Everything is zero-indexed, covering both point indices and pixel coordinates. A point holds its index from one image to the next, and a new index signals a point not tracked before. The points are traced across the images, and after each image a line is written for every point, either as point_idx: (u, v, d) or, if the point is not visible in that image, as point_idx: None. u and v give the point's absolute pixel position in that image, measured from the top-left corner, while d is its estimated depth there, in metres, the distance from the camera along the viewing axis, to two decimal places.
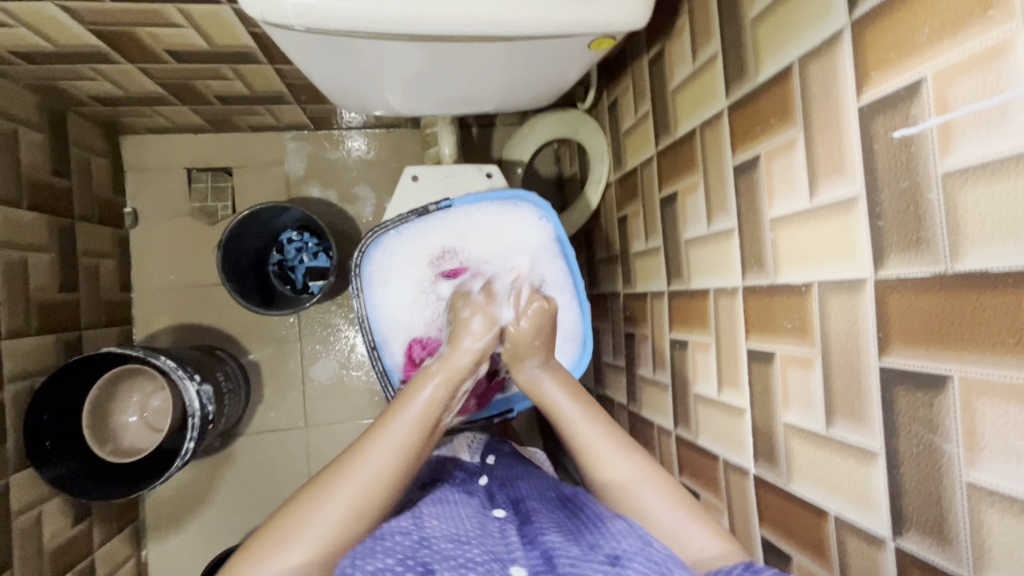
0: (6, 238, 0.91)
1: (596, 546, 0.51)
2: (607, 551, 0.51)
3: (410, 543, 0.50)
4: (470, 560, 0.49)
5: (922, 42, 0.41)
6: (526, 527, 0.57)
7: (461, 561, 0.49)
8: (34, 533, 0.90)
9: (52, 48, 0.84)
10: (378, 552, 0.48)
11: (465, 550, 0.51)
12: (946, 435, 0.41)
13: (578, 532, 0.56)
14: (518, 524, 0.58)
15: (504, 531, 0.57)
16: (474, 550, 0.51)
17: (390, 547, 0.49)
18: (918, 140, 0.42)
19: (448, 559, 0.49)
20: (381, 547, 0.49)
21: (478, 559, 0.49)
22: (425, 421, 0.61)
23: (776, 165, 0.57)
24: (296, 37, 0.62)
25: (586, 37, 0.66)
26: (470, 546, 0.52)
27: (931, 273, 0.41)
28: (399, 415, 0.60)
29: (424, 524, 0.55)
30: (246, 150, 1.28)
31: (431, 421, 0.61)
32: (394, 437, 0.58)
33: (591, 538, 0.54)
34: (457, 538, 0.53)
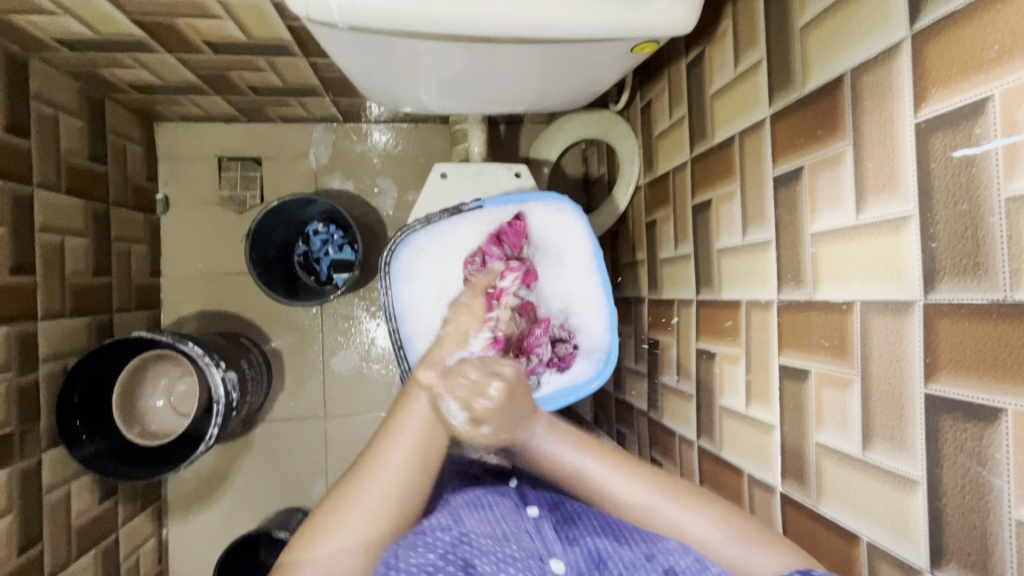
0: (45, 222, 0.93)
1: (651, 557, 0.53)
2: (663, 565, 0.52)
3: (450, 539, 0.52)
4: (509, 557, 0.52)
5: (991, 58, 0.39)
6: (563, 525, 0.59)
7: (501, 558, 0.51)
8: (63, 508, 0.93)
9: (93, 37, 0.86)
10: (420, 546, 0.51)
11: (504, 547, 0.53)
12: (995, 469, 0.40)
13: (620, 531, 0.58)
14: (553, 522, 0.59)
15: (540, 527, 0.58)
16: (512, 547, 0.54)
17: (431, 542, 0.51)
18: (981, 161, 0.40)
19: (488, 556, 0.52)
20: (423, 542, 0.52)
21: (518, 556, 0.52)
22: (433, 412, 0.59)
23: (820, 178, 0.56)
24: (336, 35, 0.62)
25: (628, 42, 0.65)
26: (509, 542, 0.54)
27: (988, 301, 0.40)
28: (407, 412, 0.59)
29: (462, 520, 0.56)
30: (276, 140, 1.29)
31: (439, 406, 0.60)
32: (405, 434, 0.57)
33: (646, 546, 0.55)
34: (498, 535, 0.55)
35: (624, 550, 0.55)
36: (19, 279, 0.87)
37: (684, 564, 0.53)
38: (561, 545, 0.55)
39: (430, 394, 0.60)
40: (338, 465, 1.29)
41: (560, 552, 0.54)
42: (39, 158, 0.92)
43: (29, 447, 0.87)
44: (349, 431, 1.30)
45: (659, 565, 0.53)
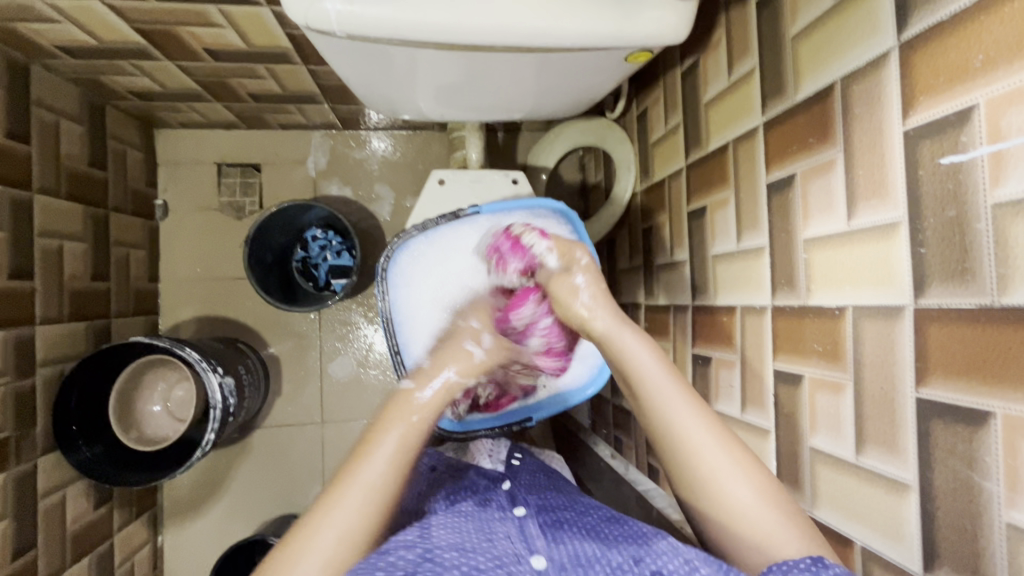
0: (44, 227, 0.94)
1: (639, 559, 0.51)
2: (652, 569, 0.50)
3: (414, 557, 0.49)
4: (477, 566, 0.49)
5: (975, 68, 0.40)
6: (549, 527, 0.57)
7: (468, 568, 0.48)
8: (58, 514, 0.93)
9: (94, 44, 0.87)
10: (381, 567, 0.48)
11: (470, 557, 0.50)
12: (985, 472, 0.40)
13: (613, 539, 0.55)
14: (538, 522, 0.58)
15: (523, 529, 0.57)
16: (481, 557, 0.50)
17: (393, 562, 0.49)
18: (967, 168, 0.41)
19: (454, 568, 0.48)
20: (384, 562, 0.49)
21: (487, 565, 0.49)
22: (421, 422, 0.60)
23: (813, 185, 0.56)
24: (335, 43, 0.63)
25: (622, 50, 0.66)
26: (477, 552, 0.51)
27: (975, 306, 0.40)
28: (383, 434, 0.58)
29: (430, 535, 0.54)
30: (275, 147, 1.30)
31: (426, 418, 0.60)
32: (390, 444, 0.57)
33: (633, 550, 0.53)
34: (463, 546, 0.52)
35: (612, 552, 0.52)
36: (17, 284, 0.87)
37: (672, 567, 0.49)
38: (544, 544, 0.54)
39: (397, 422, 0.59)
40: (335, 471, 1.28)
41: (541, 547, 0.54)
42: (39, 164, 0.93)
43: (25, 451, 0.87)
44: (346, 437, 1.29)
45: (647, 569, 0.50)
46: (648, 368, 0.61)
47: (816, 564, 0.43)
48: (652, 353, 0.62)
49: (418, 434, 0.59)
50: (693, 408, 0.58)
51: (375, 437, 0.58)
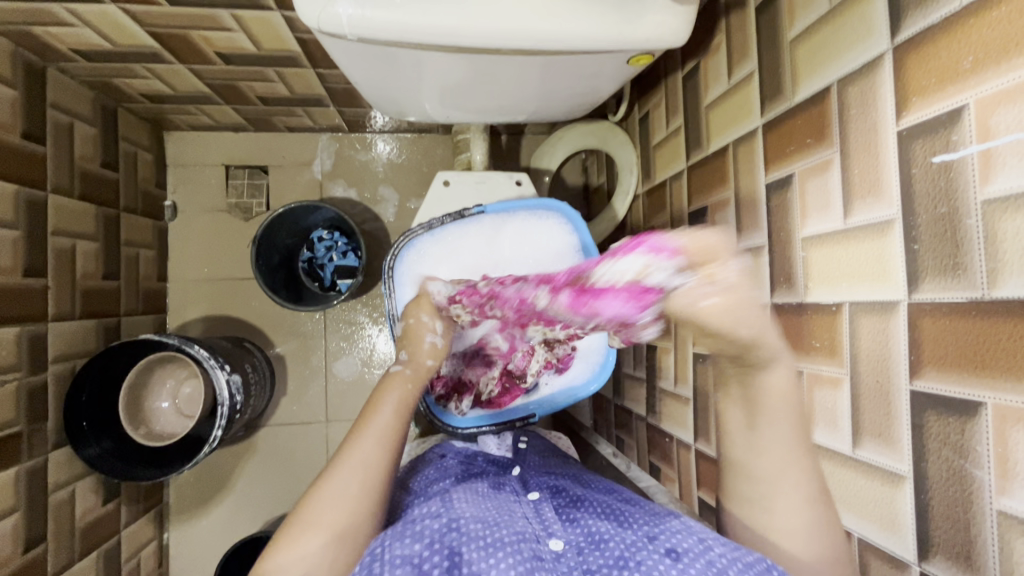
0: (57, 226, 0.95)
1: (653, 537, 0.51)
2: (666, 545, 0.50)
3: (440, 527, 0.53)
4: (499, 541, 0.50)
5: (966, 69, 0.42)
6: (565, 508, 0.59)
7: (490, 543, 0.50)
8: (68, 508, 0.94)
9: (109, 48, 0.89)
10: (409, 535, 0.53)
11: (494, 531, 0.52)
12: (977, 461, 0.41)
13: (628, 517, 0.56)
14: (555, 505, 0.60)
15: (539, 511, 0.58)
16: (503, 531, 0.52)
17: (420, 531, 0.53)
18: (959, 166, 0.42)
19: (477, 539, 0.51)
20: (411, 531, 0.54)
21: (509, 539, 0.51)
22: (397, 420, 0.65)
23: (810, 185, 0.58)
24: (345, 46, 0.65)
25: (625, 53, 0.68)
26: (500, 526, 0.53)
27: (967, 299, 0.41)
28: (382, 403, 0.66)
29: (453, 507, 0.58)
30: (282, 149, 1.32)
31: (402, 415, 0.66)
32: (371, 440, 0.62)
33: (648, 529, 0.53)
34: (488, 519, 0.55)
35: (625, 531, 0.53)
36: (31, 281, 0.89)
37: (687, 544, 0.50)
38: (560, 526, 0.55)
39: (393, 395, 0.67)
40: None
41: (558, 530, 0.54)
42: (53, 164, 0.95)
43: (36, 446, 0.88)
44: None
45: (662, 544, 0.50)
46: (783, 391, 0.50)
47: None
48: (751, 367, 0.55)
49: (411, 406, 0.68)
50: (798, 437, 0.51)
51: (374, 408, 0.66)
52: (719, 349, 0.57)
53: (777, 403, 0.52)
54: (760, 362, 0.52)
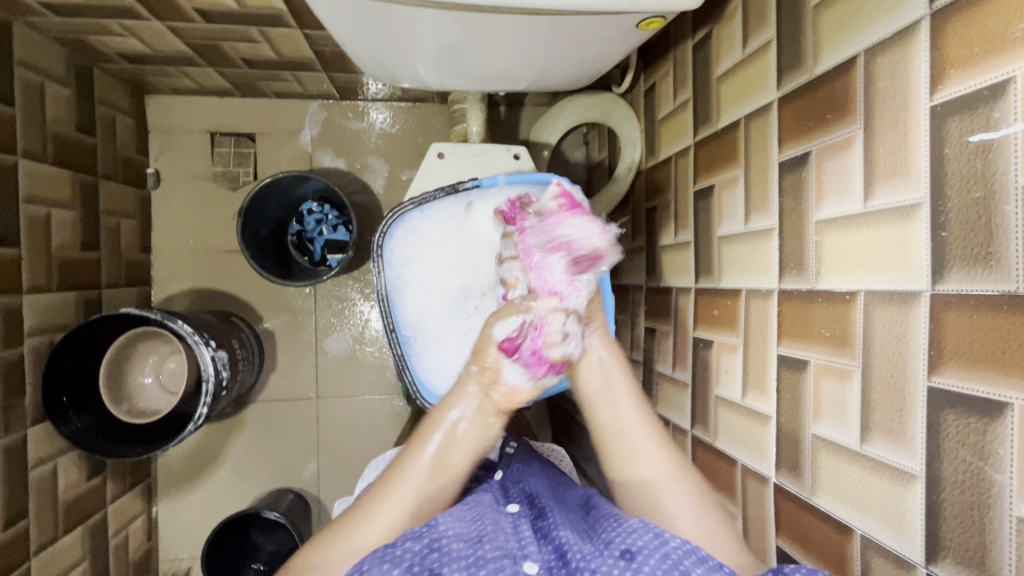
0: (30, 193, 0.91)
1: (626, 553, 0.48)
2: (621, 547, 0.49)
3: (420, 548, 0.49)
4: (481, 560, 0.48)
5: (1014, 38, 0.38)
6: (541, 521, 0.55)
7: (472, 562, 0.48)
8: (51, 484, 0.92)
9: (79, 1, 0.82)
10: (386, 559, 0.48)
11: (475, 550, 0.49)
12: (997, 465, 0.39)
13: (604, 530, 0.52)
14: (532, 519, 0.56)
15: (516, 525, 0.55)
16: (488, 548, 0.50)
17: (397, 556, 0.48)
18: (999, 145, 0.38)
19: (458, 561, 0.48)
20: (389, 556, 0.48)
21: (492, 555, 0.48)
22: (437, 466, 0.58)
23: (827, 165, 0.54)
24: (331, 1, 0.59)
25: (635, 16, 0.63)
26: (482, 543, 0.50)
27: (999, 292, 0.38)
28: (408, 467, 0.58)
29: (436, 523, 0.53)
30: (270, 117, 1.26)
31: (442, 460, 0.58)
32: (407, 484, 0.57)
33: (623, 540, 0.49)
34: (470, 537, 0.51)
35: (601, 546, 0.49)
36: (2, 251, 0.85)
37: (642, 542, 0.49)
38: (536, 543, 0.52)
39: (421, 461, 0.58)
40: (330, 447, 1.28)
41: (534, 551, 0.51)
42: (23, 127, 0.89)
43: (14, 422, 0.86)
44: (341, 413, 1.29)
45: (637, 562, 0.47)
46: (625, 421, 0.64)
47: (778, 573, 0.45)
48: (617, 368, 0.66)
49: (443, 478, 0.58)
50: (656, 453, 0.62)
51: (400, 469, 0.58)
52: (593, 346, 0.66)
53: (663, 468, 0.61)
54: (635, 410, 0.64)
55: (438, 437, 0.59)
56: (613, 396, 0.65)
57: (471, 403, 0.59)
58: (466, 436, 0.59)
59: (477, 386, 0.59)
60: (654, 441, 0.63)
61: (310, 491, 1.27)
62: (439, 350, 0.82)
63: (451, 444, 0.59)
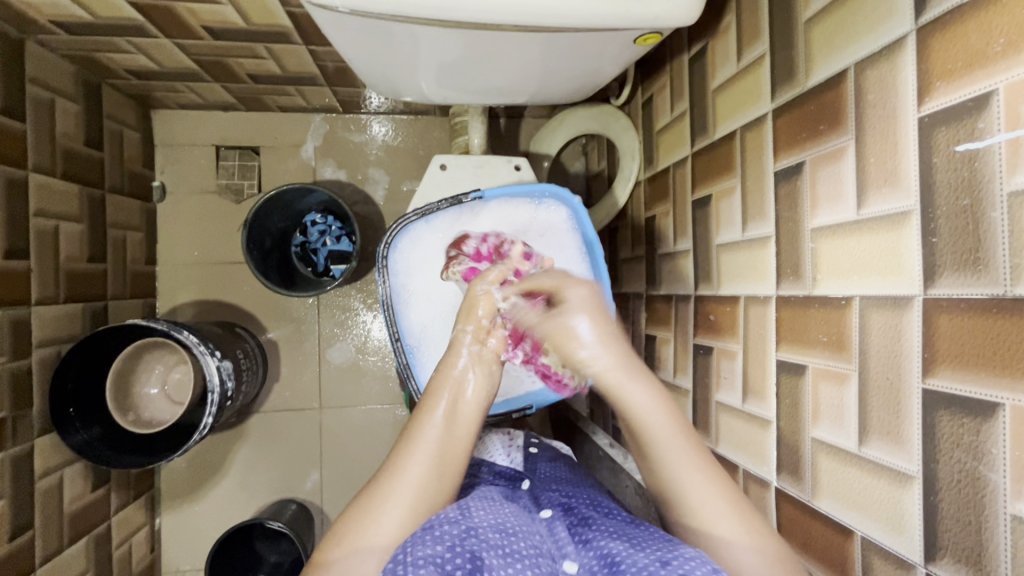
0: (39, 207, 0.92)
1: (666, 562, 0.46)
2: (677, 570, 0.45)
3: (458, 532, 0.50)
4: (518, 552, 0.49)
5: (996, 52, 0.39)
6: (577, 528, 0.56)
7: (509, 552, 0.49)
8: (56, 495, 0.92)
9: (91, 20, 0.85)
10: (427, 539, 0.48)
11: (512, 541, 0.51)
12: (991, 465, 0.40)
13: (642, 539, 0.52)
14: (568, 523, 0.58)
15: (552, 531, 0.56)
16: (522, 543, 0.51)
17: (439, 535, 0.49)
18: (984, 155, 0.40)
19: (497, 549, 0.49)
20: (432, 534, 0.49)
21: (526, 552, 0.50)
22: (450, 421, 0.63)
23: (821, 174, 0.56)
24: (337, 19, 0.61)
25: (632, 32, 0.65)
26: (518, 537, 0.52)
27: (988, 296, 0.40)
28: (423, 426, 0.62)
29: (470, 514, 0.54)
30: (274, 130, 1.28)
31: (453, 418, 0.63)
32: (421, 457, 0.59)
33: (661, 553, 0.48)
34: (506, 528, 0.52)
35: (638, 554, 0.48)
36: (12, 264, 0.86)
37: (701, 572, 0.44)
38: (574, 547, 0.53)
39: (435, 415, 0.63)
40: (333, 456, 1.28)
41: (572, 552, 0.52)
42: (33, 142, 0.91)
43: (21, 433, 0.86)
44: (344, 422, 1.29)
45: (675, 570, 0.45)
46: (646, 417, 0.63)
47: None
48: (659, 403, 0.63)
49: (455, 439, 0.62)
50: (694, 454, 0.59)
51: (416, 430, 0.62)
52: (634, 388, 0.64)
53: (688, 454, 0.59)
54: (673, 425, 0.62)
55: (446, 394, 0.65)
56: (651, 435, 0.61)
57: (469, 356, 0.68)
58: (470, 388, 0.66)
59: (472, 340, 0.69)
60: (707, 463, 0.58)
61: (313, 501, 1.27)
62: (442, 359, 0.83)
63: (459, 399, 0.65)
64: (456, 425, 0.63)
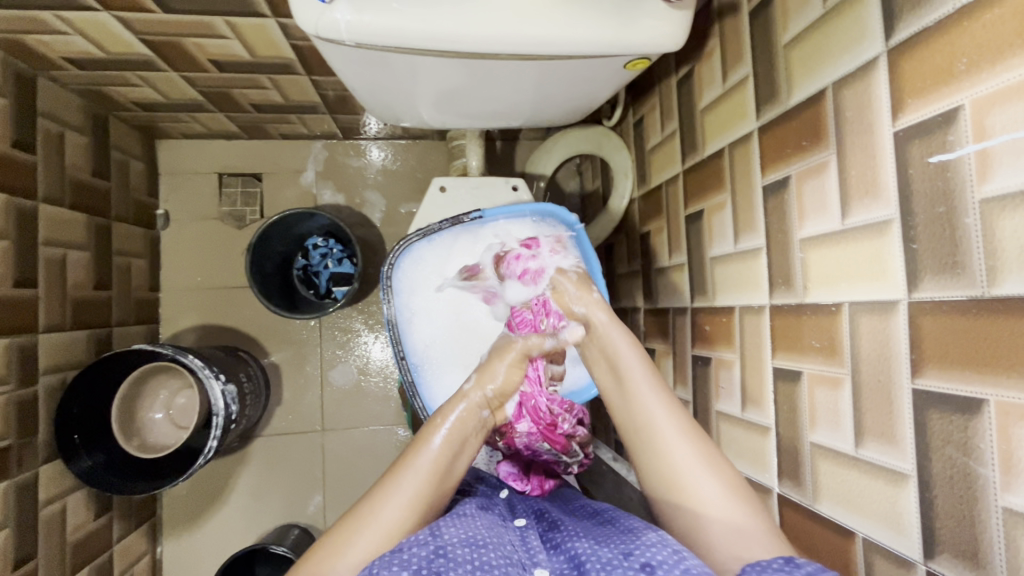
0: (48, 236, 0.94)
1: (628, 553, 0.50)
2: (641, 560, 0.48)
3: (426, 554, 0.49)
4: (487, 563, 0.50)
5: (960, 71, 0.42)
6: (548, 534, 0.58)
7: (478, 564, 0.49)
8: (59, 523, 0.92)
9: (102, 56, 0.88)
10: (395, 564, 0.48)
11: (482, 553, 0.51)
12: (980, 459, 0.41)
13: (606, 537, 0.54)
14: (540, 531, 0.59)
15: (525, 539, 0.57)
16: (492, 554, 0.51)
17: (406, 560, 0.48)
18: (955, 165, 0.43)
19: (464, 565, 0.49)
20: (398, 560, 0.49)
21: (498, 561, 0.50)
22: (438, 469, 0.61)
23: (807, 187, 0.58)
24: (342, 51, 0.64)
25: (621, 58, 0.68)
26: (488, 547, 0.52)
27: (967, 297, 0.42)
28: (410, 465, 0.60)
29: (440, 533, 0.53)
30: (276, 157, 1.31)
31: (442, 466, 0.61)
32: (405, 488, 0.58)
33: (624, 545, 0.51)
34: (474, 541, 0.52)
35: (602, 550, 0.51)
36: (20, 292, 0.88)
37: (661, 558, 0.48)
38: (545, 554, 0.54)
39: (426, 457, 0.61)
40: (335, 479, 1.28)
41: (543, 560, 0.53)
42: (43, 173, 0.93)
43: (26, 460, 0.87)
44: (347, 444, 1.29)
45: (637, 561, 0.48)
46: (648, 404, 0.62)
47: (789, 563, 0.46)
48: (636, 352, 0.67)
49: (442, 471, 0.61)
50: (698, 454, 0.58)
51: (401, 470, 0.60)
52: (614, 334, 0.68)
53: (693, 450, 0.58)
54: (676, 421, 0.61)
55: (443, 430, 0.63)
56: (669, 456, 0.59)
57: (461, 416, 0.65)
58: (465, 451, 0.64)
59: (473, 399, 0.67)
60: (712, 463, 0.57)
61: (316, 525, 1.26)
62: (447, 376, 0.84)
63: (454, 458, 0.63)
64: (448, 471, 0.62)
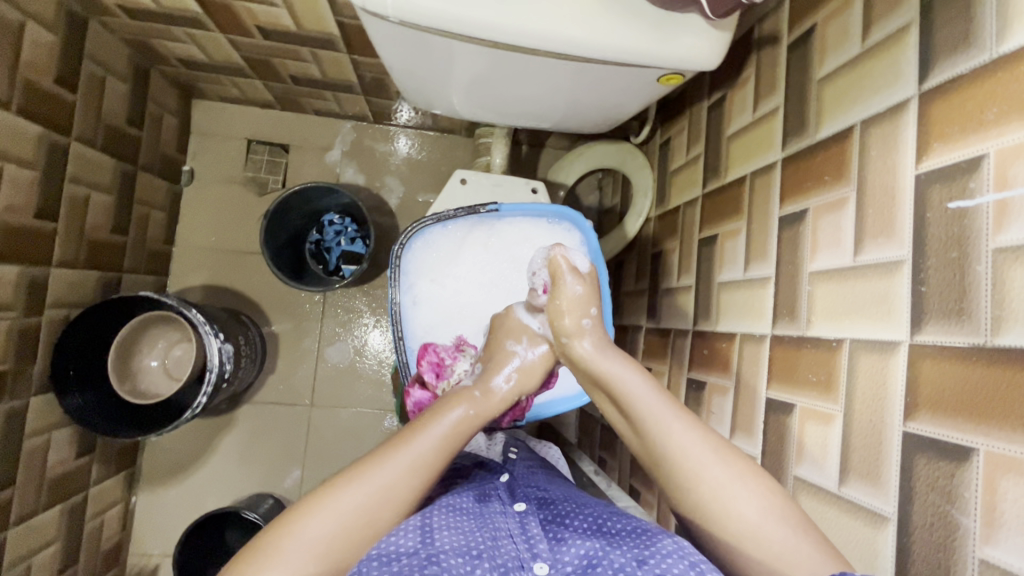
0: (75, 173, 0.96)
1: (643, 561, 0.48)
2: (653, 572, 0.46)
3: (417, 562, 0.47)
4: None
5: (989, 120, 0.42)
6: (550, 525, 0.55)
7: None
8: (42, 455, 0.93)
9: (155, 9, 0.90)
10: None
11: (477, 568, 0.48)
12: (963, 508, 0.41)
13: (615, 537, 0.52)
14: (541, 519, 0.56)
15: (524, 525, 0.55)
16: (485, 564, 0.48)
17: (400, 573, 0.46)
18: (974, 213, 0.43)
19: None
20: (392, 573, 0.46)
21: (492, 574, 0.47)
22: (445, 446, 0.57)
23: (823, 222, 0.58)
24: (385, 29, 0.66)
25: (656, 71, 0.69)
26: (484, 557, 0.49)
27: (969, 344, 0.42)
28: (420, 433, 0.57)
29: (433, 538, 0.50)
30: (306, 131, 1.33)
31: (452, 440, 0.58)
32: (410, 454, 0.55)
33: (639, 550, 0.49)
34: (469, 551, 0.50)
35: (614, 553, 0.49)
36: (40, 224, 0.89)
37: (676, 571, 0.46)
38: (546, 544, 0.52)
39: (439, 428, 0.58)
40: (317, 455, 1.28)
41: (543, 551, 0.51)
42: (80, 113, 0.96)
43: (20, 388, 0.88)
44: (333, 422, 1.29)
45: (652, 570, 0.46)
46: (678, 430, 0.56)
47: None
48: (649, 384, 0.60)
49: (455, 446, 0.58)
50: (728, 466, 0.53)
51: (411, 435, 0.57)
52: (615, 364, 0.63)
53: (723, 464, 0.53)
54: (696, 432, 0.55)
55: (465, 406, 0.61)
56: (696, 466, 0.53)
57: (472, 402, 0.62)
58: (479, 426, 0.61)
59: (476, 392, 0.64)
60: (744, 473, 0.52)
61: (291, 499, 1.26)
62: None
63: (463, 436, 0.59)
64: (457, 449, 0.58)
